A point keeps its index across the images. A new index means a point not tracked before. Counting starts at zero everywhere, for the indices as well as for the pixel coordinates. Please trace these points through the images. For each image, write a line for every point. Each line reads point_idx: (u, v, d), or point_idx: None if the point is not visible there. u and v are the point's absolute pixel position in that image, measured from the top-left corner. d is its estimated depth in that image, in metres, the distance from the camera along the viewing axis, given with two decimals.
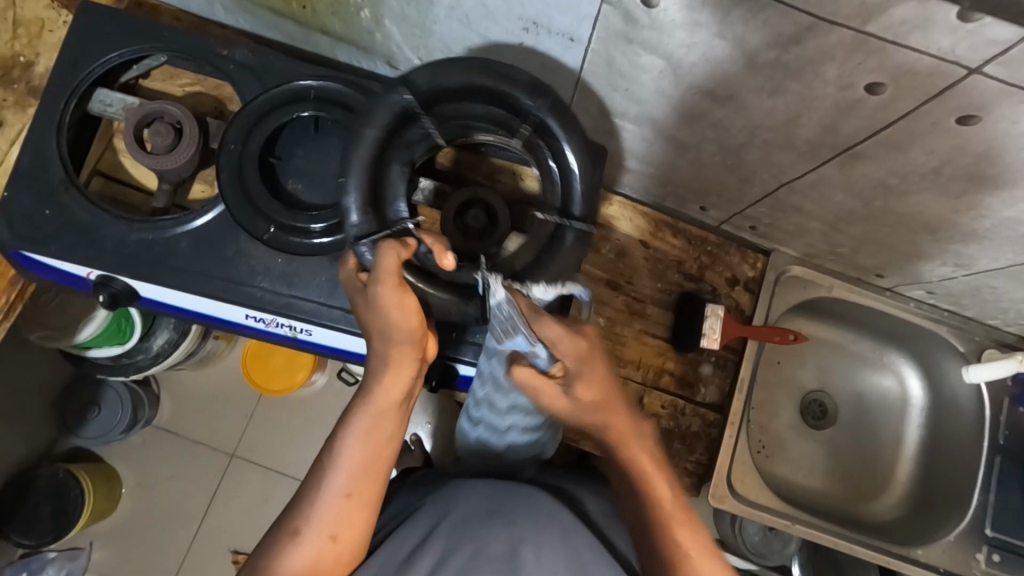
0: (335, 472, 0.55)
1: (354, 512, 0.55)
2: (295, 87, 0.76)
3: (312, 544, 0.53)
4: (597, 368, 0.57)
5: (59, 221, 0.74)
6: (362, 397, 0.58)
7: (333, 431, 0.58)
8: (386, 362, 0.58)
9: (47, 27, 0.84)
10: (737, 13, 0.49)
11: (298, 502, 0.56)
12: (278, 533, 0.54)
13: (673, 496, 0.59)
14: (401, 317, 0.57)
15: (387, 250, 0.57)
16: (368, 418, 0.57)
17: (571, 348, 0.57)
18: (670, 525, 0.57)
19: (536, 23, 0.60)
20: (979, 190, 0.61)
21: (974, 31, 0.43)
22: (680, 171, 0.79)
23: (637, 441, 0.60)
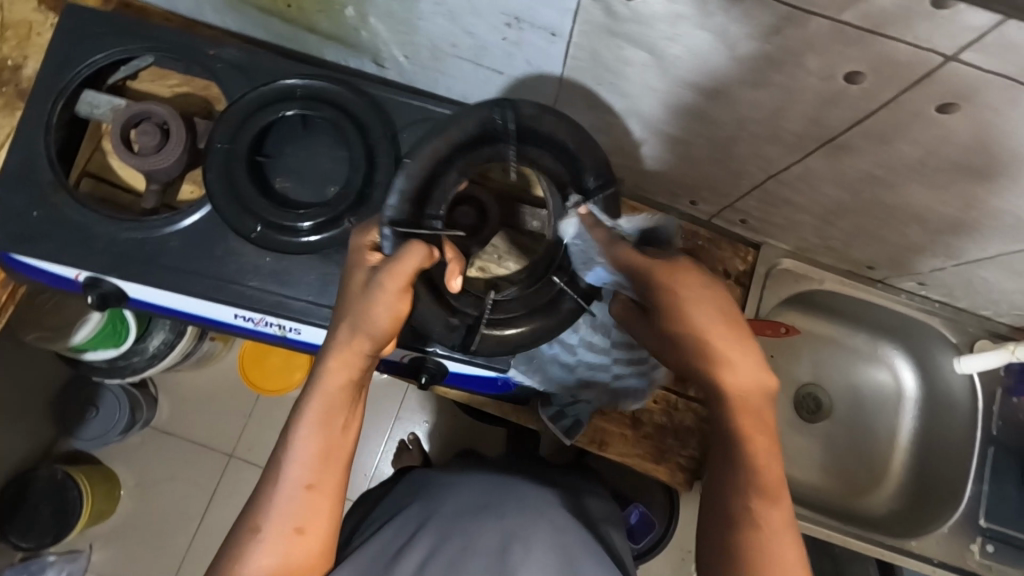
0: (292, 463, 0.53)
1: (317, 504, 0.53)
2: (281, 86, 0.76)
3: (277, 539, 0.52)
4: (685, 288, 0.51)
5: (48, 223, 0.74)
6: (317, 383, 0.55)
7: (288, 418, 0.55)
8: (347, 350, 0.55)
9: (35, 29, 0.84)
10: (715, 4, 0.49)
11: (258, 500, 0.53)
12: (240, 531, 0.53)
13: (771, 462, 0.49)
14: (388, 312, 0.55)
15: (410, 252, 0.54)
16: (328, 407, 0.54)
17: (679, 280, 0.52)
18: (759, 492, 0.48)
19: (519, 19, 0.60)
20: (965, 180, 0.61)
21: (950, 19, 0.43)
22: (669, 165, 0.79)
23: (736, 375, 0.50)
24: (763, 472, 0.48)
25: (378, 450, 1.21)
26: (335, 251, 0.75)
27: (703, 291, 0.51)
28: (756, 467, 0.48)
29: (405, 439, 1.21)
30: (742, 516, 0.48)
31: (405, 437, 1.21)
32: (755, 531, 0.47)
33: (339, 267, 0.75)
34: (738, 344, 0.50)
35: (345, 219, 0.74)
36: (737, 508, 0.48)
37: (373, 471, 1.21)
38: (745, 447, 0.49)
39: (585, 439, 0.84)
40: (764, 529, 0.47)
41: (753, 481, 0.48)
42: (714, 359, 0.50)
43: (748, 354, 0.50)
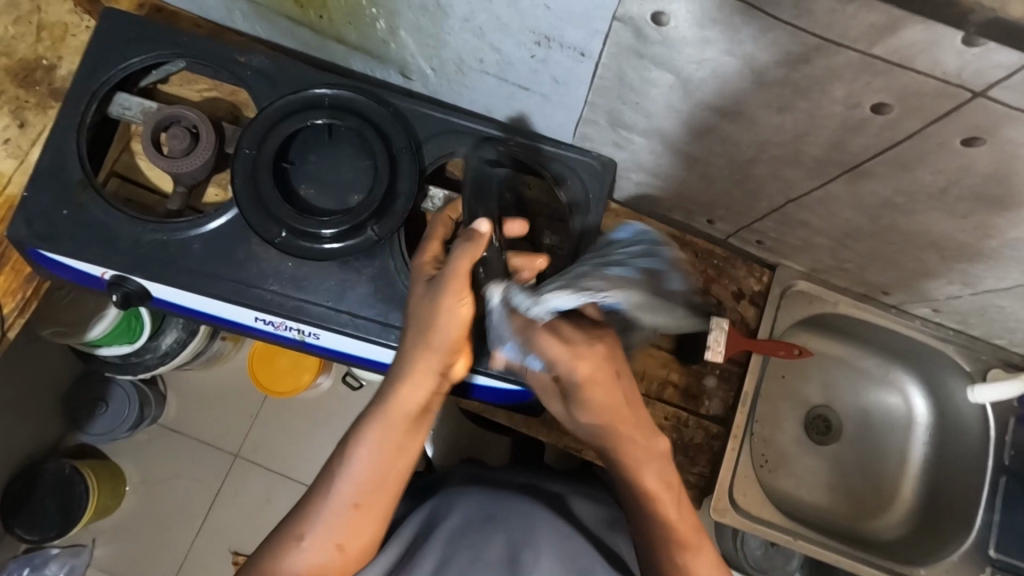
0: (346, 477, 0.56)
1: (359, 520, 0.56)
2: (310, 95, 0.77)
3: (320, 550, 0.54)
4: (604, 386, 0.56)
5: (76, 221, 0.75)
6: (382, 406, 0.58)
7: (349, 437, 0.58)
8: (416, 375, 0.58)
9: (70, 31, 0.86)
10: (746, 32, 0.50)
11: (306, 508, 0.56)
12: (283, 536, 0.55)
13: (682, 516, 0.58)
14: (453, 330, 0.57)
15: (460, 258, 0.56)
16: (387, 427, 0.57)
17: (583, 370, 0.55)
18: (677, 545, 0.57)
19: (548, 38, 0.61)
20: (986, 211, 0.62)
21: (980, 56, 0.43)
22: (688, 184, 0.80)
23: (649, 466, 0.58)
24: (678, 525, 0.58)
25: None
26: (356, 258, 0.76)
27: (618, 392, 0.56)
28: (672, 524, 0.58)
29: None
30: (672, 569, 0.57)
31: None
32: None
33: (359, 274, 0.77)
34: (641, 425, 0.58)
35: (366, 228, 0.75)
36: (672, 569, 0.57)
37: None
38: (656, 506, 0.58)
39: (592, 453, 0.85)
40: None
41: (673, 538, 0.57)
42: (625, 442, 0.57)
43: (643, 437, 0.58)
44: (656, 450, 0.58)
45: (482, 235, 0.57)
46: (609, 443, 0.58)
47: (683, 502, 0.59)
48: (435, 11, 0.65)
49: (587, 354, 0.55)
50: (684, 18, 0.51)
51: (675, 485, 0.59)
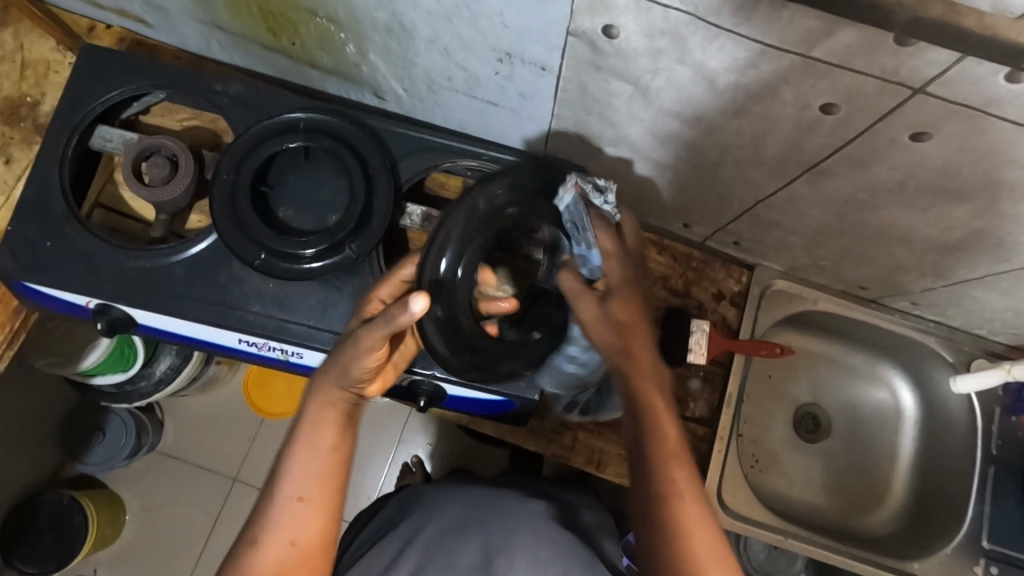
0: (286, 477, 0.57)
1: (309, 515, 0.56)
2: (285, 119, 0.78)
3: (273, 550, 0.55)
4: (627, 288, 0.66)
5: (61, 252, 0.77)
6: (307, 411, 0.60)
7: (283, 443, 0.60)
8: (333, 383, 0.60)
9: (53, 67, 0.89)
10: (693, 41, 0.51)
11: (257, 514, 0.57)
12: (241, 544, 0.56)
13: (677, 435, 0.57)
14: (367, 362, 0.59)
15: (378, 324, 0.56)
16: (317, 428, 0.59)
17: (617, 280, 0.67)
18: (666, 455, 0.55)
19: (509, 54, 0.63)
20: (945, 203, 0.63)
21: (914, 54, 0.45)
22: (660, 190, 0.81)
23: (653, 380, 0.60)
24: (670, 439, 0.56)
25: (380, 474, 1.22)
26: (336, 276, 0.78)
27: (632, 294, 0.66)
28: (666, 434, 0.57)
29: (408, 463, 1.21)
30: (647, 422, 0.57)
31: (408, 460, 1.22)
32: (676, 503, 0.53)
33: (339, 292, 0.78)
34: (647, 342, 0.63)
35: (346, 246, 0.76)
36: (661, 490, 0.54)
37: (378, 491, 1.22)
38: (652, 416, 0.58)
39: (581, 460, 0.85)
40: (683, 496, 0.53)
41: (665, 447, 0.56)
42: (631, 347, 0.61)
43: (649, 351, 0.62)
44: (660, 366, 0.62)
45: (414, 313, 0.54)
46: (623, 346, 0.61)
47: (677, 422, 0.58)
48: (401, 34, 0.67)
49: (624, 269, 0.68)
50: (634, 30, 0.53)
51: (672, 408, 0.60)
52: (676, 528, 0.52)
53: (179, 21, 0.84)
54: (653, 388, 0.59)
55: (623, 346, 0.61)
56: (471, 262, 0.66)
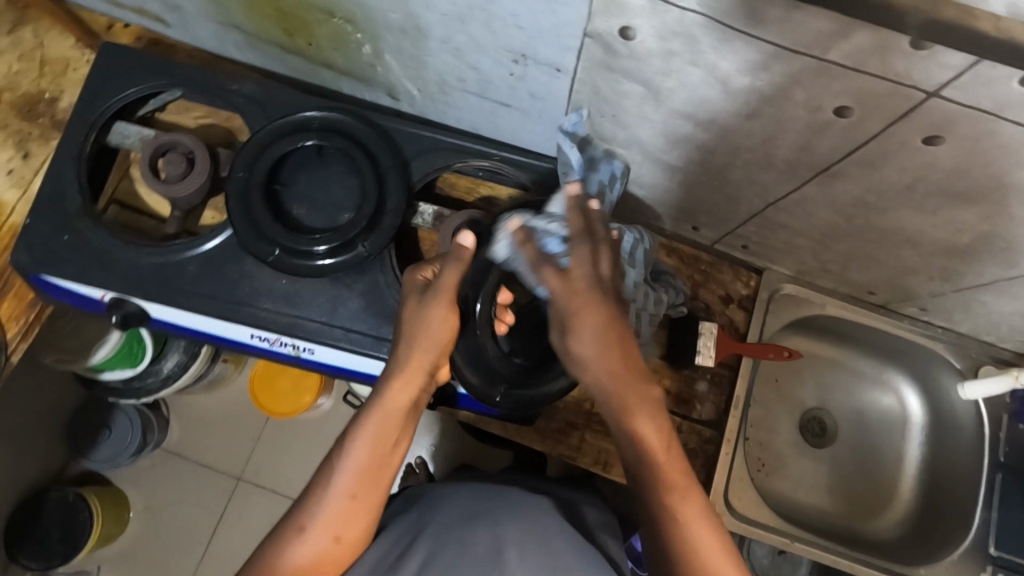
0: (345, 468, 0.58)
1: (357, 512, 0.57)
2: (299, 118, 0.79)
3: (319, 541, 0.56)
4: (591, 318, 0.56)
5: (76, 246, 0.78)
6: (376, 401, 0.61)
7: (345, 431, 0.60)
8: (408, 371, 0.63)
9: (71, 65, 0.90)
10: (706, 43, 0.52)
11: (305, 504, 0.57)
12: (285, 529, 0.57)
13: (673, 459, 0.54)
14: (441, 331, 0.65)
15: (450, 270, 0.64)
16: (384, 420, 0.60)
17: (580, 304, 0.57)
18: (663, 487, 0.53)
19: (523, 56, 0.64)
20: (956, 206, 0.63)
21: (926, 57, 0.45)
22: (669, 193, 0.82)
23: (641, 411, 0.55)
24: (666, 466, 0.54)
25: None
26: (347, 274, 0.79)
27: (597, 326, 0.56)
28: (661, 464, 0.54)
29: (413, 463, 1.21)
30: (638, 448, 0.55)
31: (413, 460, 1.22)
32: (676, 528, 0.52)
33: (349, 289, 0.79)
34: (632, 368, 0.56)
35: (357, 243, 0.77)
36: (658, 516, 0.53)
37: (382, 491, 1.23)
38: (644, 452, 0.54)
39: (587, 461, 0.85)
40: (682, 524, 0.52)
41: (661, 479, 0.53)
42: (614, 383, 0.56)
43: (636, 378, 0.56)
44: (649, 394, 0.56)
45: (466, 249, 0.64)
46: (602, 380, 0.57)
47: (673, 443, 0.55)
48: (416, 35, 0.68)
49: (588, 296, 0.57)
50: (649, 32, 0.53)
51: (668, 428, 0.56)
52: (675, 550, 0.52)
53: (197, 21, 0.86)
54: (643, 421, 0.55)
55: (603, 380, 0.57)
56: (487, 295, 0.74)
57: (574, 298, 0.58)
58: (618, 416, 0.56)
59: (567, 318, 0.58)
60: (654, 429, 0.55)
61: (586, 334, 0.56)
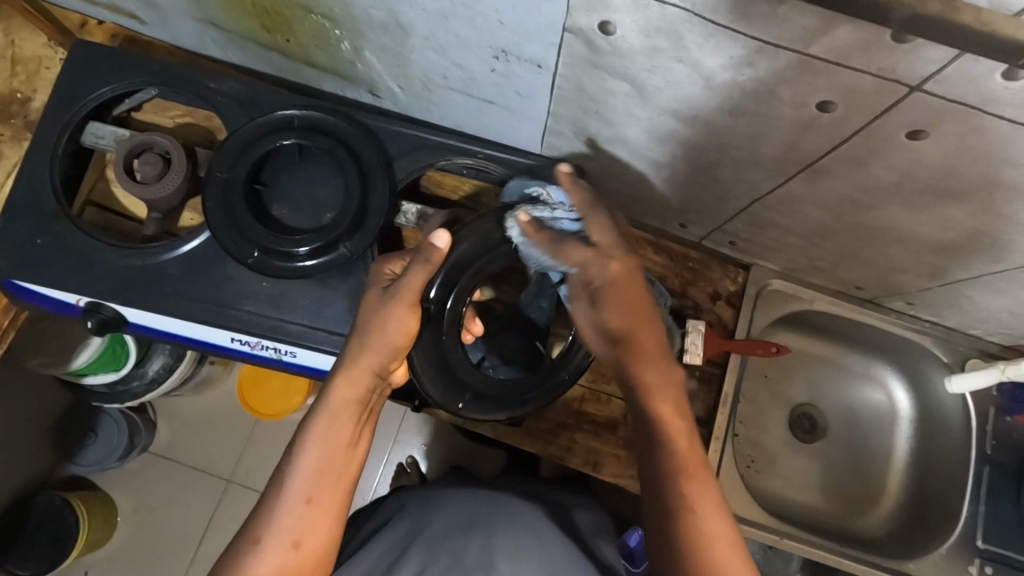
0: (297, 473, 0.57)
1: (316, 516, 0.56)
2: (278, 117, 0.78)
3: (276, 551, 0.54)
4: (629, 282, 0.58)
5: (52, 250, 0.76)
6: (325, 401, 0.60)
7: (294, 435, 0.59)
8: (359, 371, 0.61)
9: (45, 64, 0.88)
10: (689, 39, 0.51)
11: (259, 513, 0.56)
12: (242, 542, 0.55)
13: (691, 447, 0.56)
14: (398, 331, 0.62)
15: (415, 270, 0.61)
16: (334, 423, 0.59)
17: (609, 268, 0.59)
18: (680, 474, 0.54)
19: (505, 52, 0.62)
20: (943, 202, 0.63)
21: (911, 52, 0.45)
22: (657, 190, 0.81)
23: (661, 394, 0.57)
24: (682, 454, 0.55)
25: (376, 474, 1.21)
26: (332, 275, 0.77)
27: (630, 291, 0.58)
28: (678, 450, 0.55)
29: (403, 463, 1.21)
30: (654, 427, 0.56)
31: (403, 461, 1.22)
32: (690, 515, 0.53)
33: (335, 292, 0.77)
34: (657, 349, 0.58)
35: (340, 244, 0.75)
36: (674, 503, 0.54)
37: (373, 492, 1.22)
38: (667, 437, 0.56)
39: (577, 460, 0.84)
40: (693, 514, 0.53)
41: (676, 463, 0.54)
42: (637, 361, 0.57)
43: (659, 360, 0.57)
44: (672, 376, 0.58)
45: (438, 249, 0.61)
46: (625, 355, 0.58)
47: (692, 435, 0.57)
48: (396, 31, 0.67)
49: (613, 262, 0.59)
50: (631, 28, 0.52)
51: (686, 413, 0.58)
52: (687, 543, 0.52)
53: (173, 18, 0.84)
54: (663, 402, 0.56)
55: (627, 356, 0.58)
56: (460, 295, 0.71)
57: (612, 262, 0.59)
58: (641, 397, 0.57)
59: (598, 281, 0.59)
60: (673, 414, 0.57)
61: (622, 307, 0.58)
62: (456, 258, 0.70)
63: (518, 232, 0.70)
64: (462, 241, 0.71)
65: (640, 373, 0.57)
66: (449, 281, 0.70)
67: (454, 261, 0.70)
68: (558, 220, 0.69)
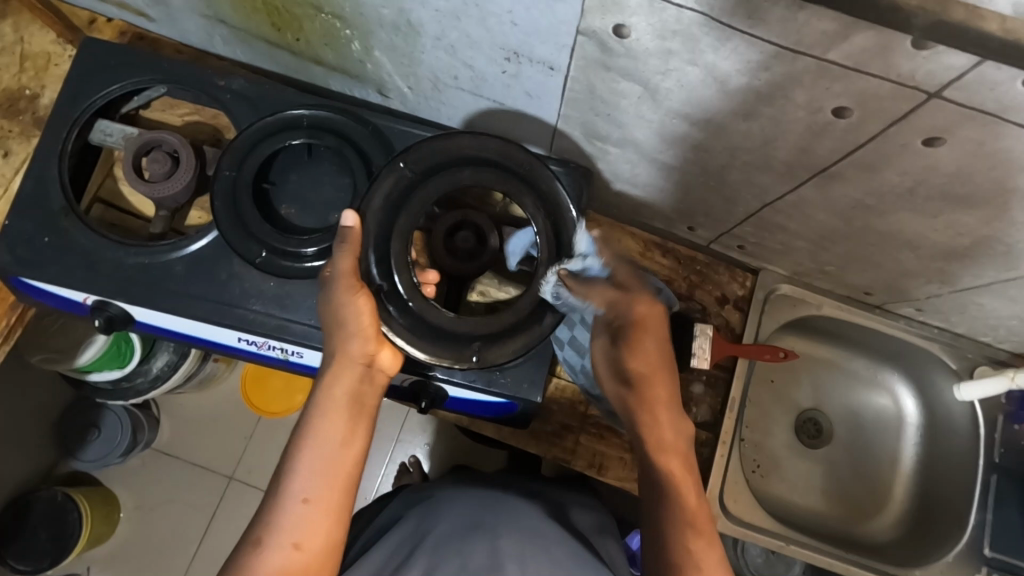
0: (293, 473, 0.57)
1: (314, 514, 0.55)
2: (288, 116, 0.77)
3: (278, 553, 0.53)
4: (655, 330, 0.65)
5: (59, 247, 0.76)
6: (315, 400, 0.61)
7: (292, 438, 0.59)
8: (339, 366, 0.62)
9: (53, 60, 0.88)
10: (705, 42, 0.51)
11: (261, 518, 0.56)
12: (244, 545, 0.55)
13: (698, 502, 0.60)
14: (356, 317, 0.62)
15: (342, 254, 0.64)
16: (325, 420, 0.59)
17: (640, 309, 0.66)
18: (687, 527, 0.58)
19: (517, 53, 0.62)
20: (955, 209, 0.62)
21: (930, 58, 0.44)
22: (666, 192, 0.80)
23: (672, 452, 0.62)
24: (689, 509, 0.59)
25: (379, 473, 1.21)
26: None
27: (662, 336, 0.66)
28: (686, 505, 0.59)
29: (406, 462, 1.21)
30: (664, 483, 0.61)
31: (406, 460, 1.21)
32: (693, 565, 0.56)
33: None
34: (675, 407, 0.65)
35: None
36: (677, 554, 0.57)
37: (376, 491, 1.21)
38: (674, 491, 0.60)
39: (581, 463, 0.84)
40: (697, 563, 0.56)
41: (683, 516, 0.58)
42: (655, 416, 0.64)
43: (672, 414, 0.64)
44: (683, 430, 0.64)
45: (350, 228, 0.65)
46: (642, 408, 0.65)
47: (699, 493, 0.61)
48: (407, 31, 0.66)
49: (650, 308, 0.66)
50: (646, 30, 0.52)
51: (692, 471, 0.63)
52: None
53: (182, 15, 0.83)
54: (671, 458, 0.62)
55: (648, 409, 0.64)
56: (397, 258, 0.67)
57: (638, 304, 0.66)
58: (651, 452, 0.63)
59: (633, 324, 0.65)
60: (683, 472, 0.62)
61: (648, 361, 0.64)
62: (377, 227, 0.68)
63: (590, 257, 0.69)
64: (379, 204, 0.68)
65: (654, 423, 0.64)
66: (383, 250, 0.68)
67: (375, 228, 0.67)
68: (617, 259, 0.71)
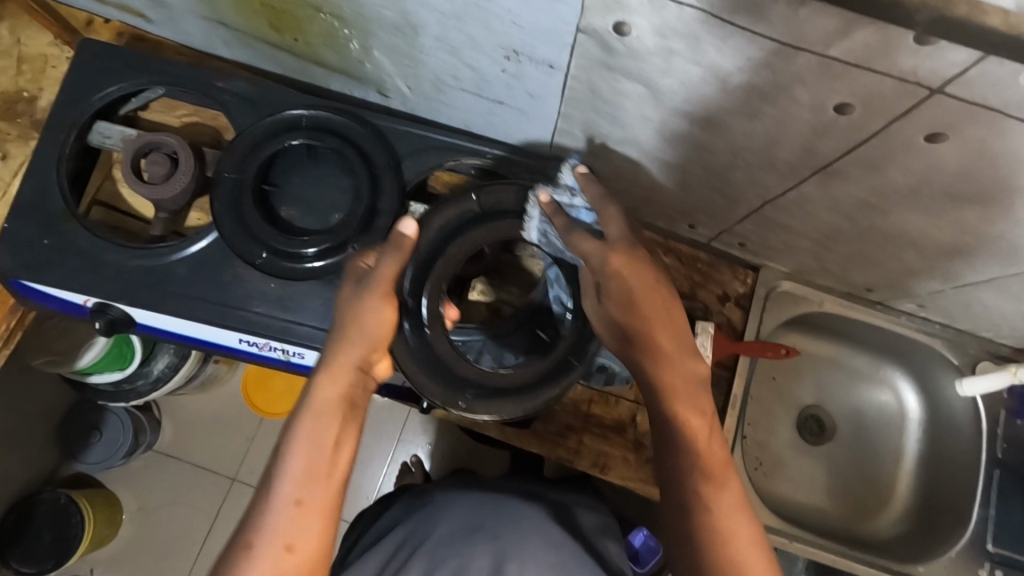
0: (285, 474, 0.55)
1: (306, 517, 0.54)
2: (288, 117, 0.77)
3: (270, 557, 0.52)
4: (639, 270, 0.60)
5: (59, 250, 0.75)
6: (311, 401, 0.59)
7: (281, 437, 0.58)
8: (339, 367, 0.60)
9: (51, 63, 0.88)
10: (706, 40, 0.50)
11: (250, 519, 0.55)
12: (234, 548, 0.53)
13: (713, 448, 0.57)
14: (375, 322, 0.62)
15: (387, 261, 0.63)
16: (320, 422, 0.58)
17: (614, 260, 0.61)
18: (700, 474, 0.55)
19: (517, 52, 0.62)
20: (958, 206, 0.62)
21: (933, 54, 0.44)
22: (666, 190, 0.80)
23: (683, 396, 0.58)
24: (706, 454, 0.56)
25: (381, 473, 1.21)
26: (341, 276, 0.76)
27: (651, 278, 0.60)
28: (700, 451, 0.56)
29: (408, 462, 1.21)
30: (675, 422, 0.58)
31: (407, 460, 1.21)
32: (709, 514, 0.54)
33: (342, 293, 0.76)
34: (680, 345, 0.60)
35: (349, 245, 0.75)
36: (687, 501, 0.55)
37: (377, 491, 1.22)
38: (686, 436, 0.57)
39: (585, 463, 0.84)
40: (716, 514, 0.54)
41: (699, 464, 0.56)
42: (655, 360, 0.59)
43: (679, 353, 0.59)
44: (694, 369, 0.59)
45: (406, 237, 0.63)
46: (642, 350, 0.60)
47: (716, 435, 0.58)
48: (406, 31, 0.66)
49: (629, 254, 0.61)
50: (646, 29, 0.52)
51: (709, 413, 0.58)
52: (703, 537, 0.54)
53: (180, 16, 0.83)
54: (682, 402, 0.58)
55: (650, 352, 0.60)
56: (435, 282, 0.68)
57: (615, 254, 0.61)
58: (658, 398, 0.59)
59: (611, 273, 0.61)
60: (693, 414, 0.57)
61: (642, 304, 0.60)
62: (429, 244, 0.69)
63: (539, 217, 0.69)
64: (438, 221, 0.69)
65: (658, 366, 0.59)
66: (421, 268, 0.68)
67: (425, 247, 0.68)
68: (575, 207, 0.69)
